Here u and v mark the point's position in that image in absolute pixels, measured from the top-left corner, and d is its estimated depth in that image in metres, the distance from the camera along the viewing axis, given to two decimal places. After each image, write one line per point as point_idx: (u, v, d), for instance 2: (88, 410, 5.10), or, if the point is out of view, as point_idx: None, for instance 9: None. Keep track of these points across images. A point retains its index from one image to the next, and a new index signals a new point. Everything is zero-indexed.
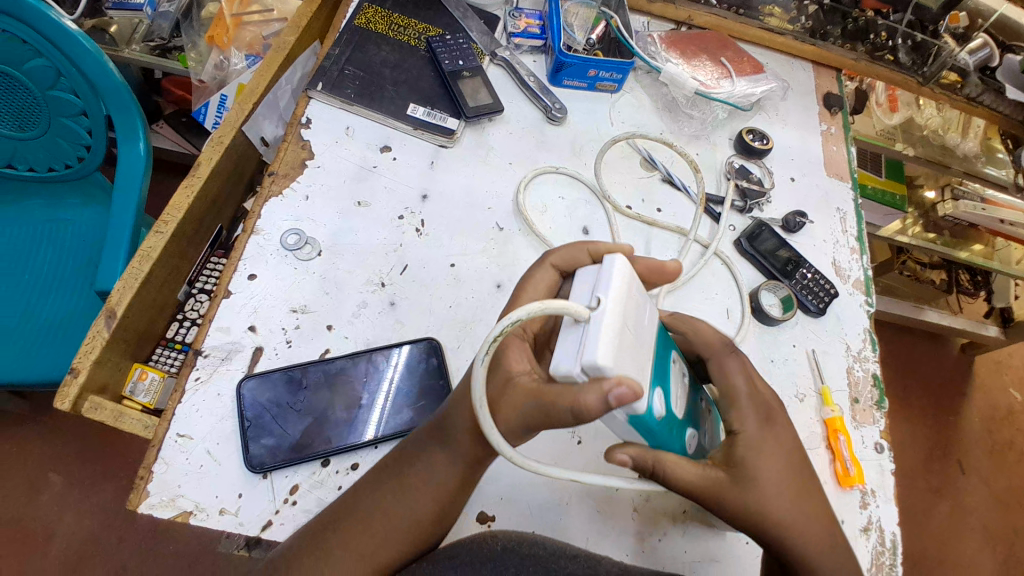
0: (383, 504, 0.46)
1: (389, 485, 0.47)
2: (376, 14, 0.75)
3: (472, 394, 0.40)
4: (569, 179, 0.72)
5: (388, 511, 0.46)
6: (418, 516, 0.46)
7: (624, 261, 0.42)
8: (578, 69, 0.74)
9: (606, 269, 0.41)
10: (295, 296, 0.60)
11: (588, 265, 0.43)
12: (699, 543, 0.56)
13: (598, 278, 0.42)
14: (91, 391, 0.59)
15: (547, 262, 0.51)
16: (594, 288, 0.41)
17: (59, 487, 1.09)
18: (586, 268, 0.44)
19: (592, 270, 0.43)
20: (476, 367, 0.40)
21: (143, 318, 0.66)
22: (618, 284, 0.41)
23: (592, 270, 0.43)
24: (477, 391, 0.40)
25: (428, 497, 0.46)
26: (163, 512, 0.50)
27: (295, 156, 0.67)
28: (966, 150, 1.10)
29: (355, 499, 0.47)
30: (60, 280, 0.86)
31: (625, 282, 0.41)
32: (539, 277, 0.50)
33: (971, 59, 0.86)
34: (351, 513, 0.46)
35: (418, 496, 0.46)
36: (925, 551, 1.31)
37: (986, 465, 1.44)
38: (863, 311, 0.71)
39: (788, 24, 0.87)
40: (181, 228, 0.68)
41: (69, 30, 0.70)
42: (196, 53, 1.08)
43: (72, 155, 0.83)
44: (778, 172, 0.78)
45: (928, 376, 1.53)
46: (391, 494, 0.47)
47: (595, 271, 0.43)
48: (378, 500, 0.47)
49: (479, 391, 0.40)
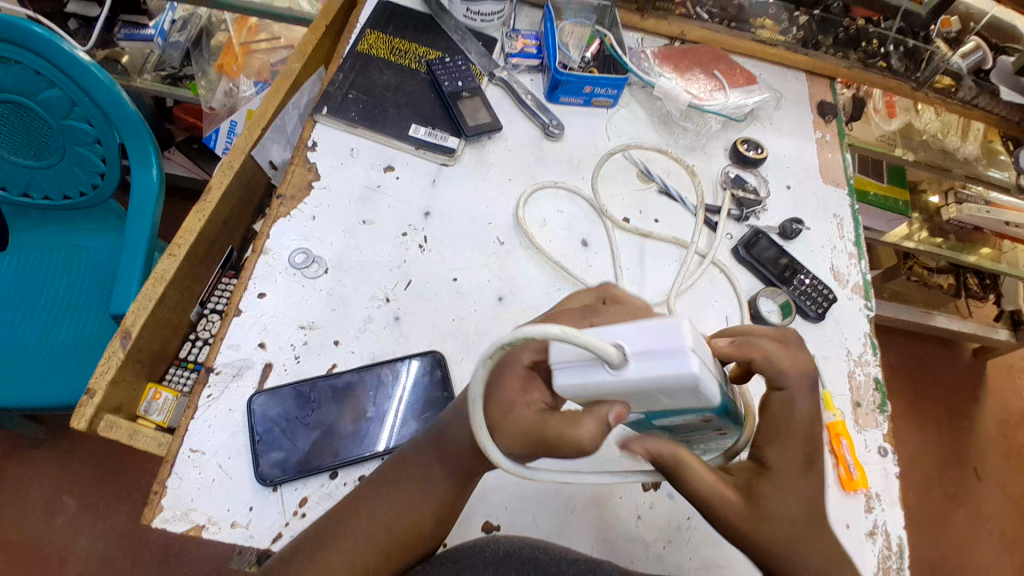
0: (375, 524, 0.46)
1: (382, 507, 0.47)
2: (378, 40, 0.78)
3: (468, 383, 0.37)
4: (567, 194, 0.74)
5: (378, 534, 0.46)
6: (408, 534, 0.46)
7: (692, 370, 0.34)
8: (574, 86, 0.77)
9: (667, 355, 0.35)
10: (303, 313, 0.62)
11: (687, 329, 0.35)
12: (704, 550, 0.57)
13: (664, 346, 0.35)
14: (107, 410, 0.61)
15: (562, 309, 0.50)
16: (645, 347, 0.35)
17: (75, 509, 1.11)
18: (687, 325, 0.35)
19: (683, 333, 0.35)
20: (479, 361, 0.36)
21: (156, 339, 0.68)
22: (652, 374, 0.35)
23: (682, 333, 0.35)
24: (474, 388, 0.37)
25: (415, 514, 0.47)
26: (177, 525, 0.52)
27: (302, 178, 0.69)
28: (966, 153, 1.10)
29: (348, 518, 0.47)
30: (78, 303, 0.88)
31: (662, 378, 0.35)
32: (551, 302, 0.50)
33: (964, 63, 0.88)
34: (345, 533, 0.46)
35: (406, 515, 0.47)
36: (941, 559, 1.29)
37: (1001, 471, 1.43)
38: (862, 316, 0.72)
39: (779, 35, 0.90)
40: (193, 250, 0.70)
41: (83, 63, 0.73)
42: (206, 81, 1.13)
43: (87, 183, 0.86)
44: (774, 180, 0.79)
45: (939, 382, 1.52)
46: (380, 513, 0.47)
47: (677, 340, 0.35)
48: (371, 521, 0.47)
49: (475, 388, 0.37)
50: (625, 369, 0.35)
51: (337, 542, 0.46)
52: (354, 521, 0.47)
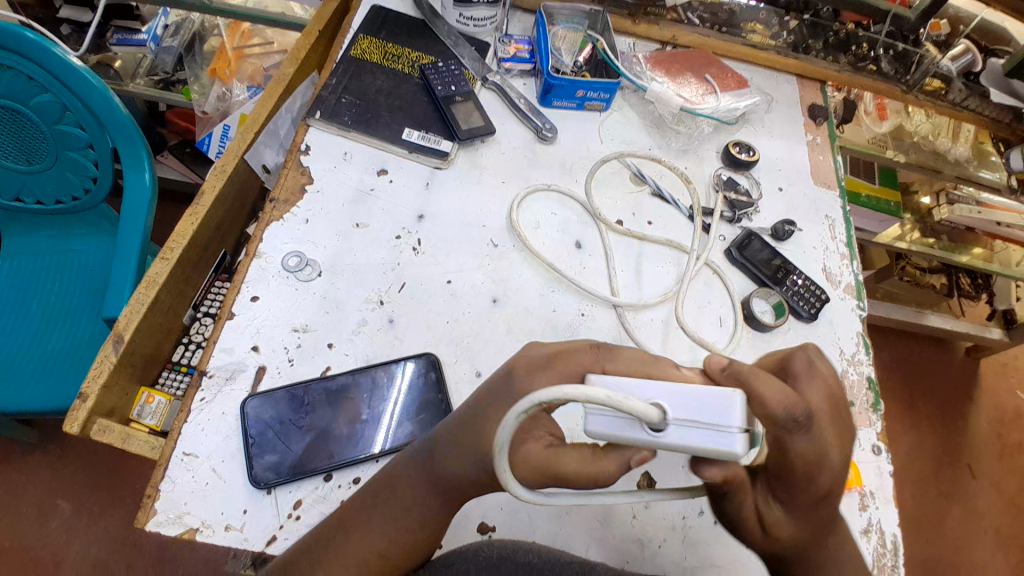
0: (372, 540, 0.45)
1: (377, 513, 0.46)
2: (371, 45, 0.78)
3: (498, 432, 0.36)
4: (560, 197, 0.74)
5: (372, 544, 0.45)
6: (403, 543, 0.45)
7: (734, 445, 0.34)
8: (567, 90, 0.77)
9: (711, 421, 0.35)
10: (297, 316, 0.62)
11: (739, 404, 0.34)
12: (699, 549, 0.57)
13: (709, 416, 0.35)
14: (99, 414, 0.61)
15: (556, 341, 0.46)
16: (687, 413, 0.35)
17: (68, 514, 1.10)
18: (738, 400, 0.35)
19: (733, 408, 0.35)
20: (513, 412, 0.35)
21: (149, 343, 0.68)
22: (688, 439, 0.35)
23: (732, 407, 0.35)
24: (501, 436, 0.36)
25: (411, 527, 0.45)
26: (170, 529, 0.52)
27: (295, 181, 0.69)
28: (957, 155, 1.11)
29: (344, 531, 0.46)
30: (70, 308, 0.88)
31: (698, 445, 0.35)
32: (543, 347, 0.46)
33: (954, 65, 0.90)
34: (340, 547, 0.45)
35: (401, 526, 0.45)
36: (938, 557, 1.30)
37: (996, 470, 1.43)
38: (855, 315, 0.72)
39: (770, 39, 0.91)
40: (186, 254, 0.70)
41: (76, 67, 0.73)
42: (199, 86, 1.12)
43: (79, 188, 0.86)
44: (766, 182, 0.80)
45: (933, 382, 1.52)
46: (376, 527, 0.45)
47: (724, 413, 0.35)
48: (367, 530, 0.45)
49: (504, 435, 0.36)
50: (662, 431, 0.35)
51: (335, 559, 0.44)
52: (346, 533, 0.45)
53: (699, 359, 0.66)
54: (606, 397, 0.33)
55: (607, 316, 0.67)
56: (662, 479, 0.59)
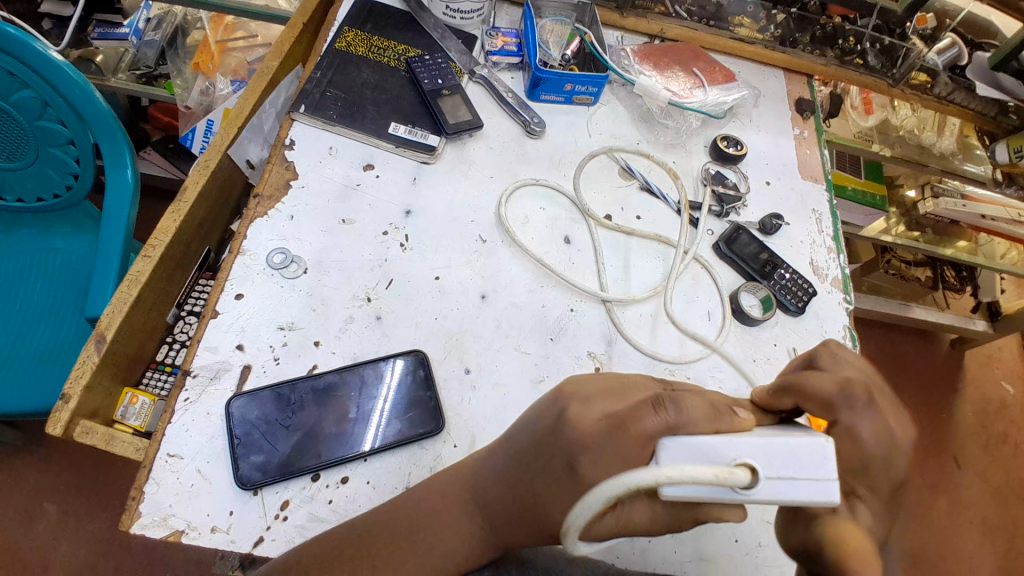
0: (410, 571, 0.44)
1: (410, 539, 0.45)
2: (356, 38, 0.77)
3: (585, 509, 0.34)
4: (548, 191, 0.74)
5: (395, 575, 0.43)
6: (448, 568, 0.45)
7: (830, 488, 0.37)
8: (555, 84, 0.76)
9: (804, 473, 0.36)
10: (282, 314, 0.61)
11: (832, 453, 0.37)
12: (688, 543, 0.57)
13: (803, 469, 0.37)
14: (83, 416, 0.60)
15: (581, 399, 0.43)
16: (777, 469, 0.36)
17: (55, 516, 1.09)
18: (829, 448, 0.37)
19: (827, 456, 0.37)
20: (606, 492, 0.33)
21: (132, 343, 0.66)
22: (786, 492, 0.36)
23: (824, 454, 0.37)
24: (584, 512, 0.34)
25: (455, 557, 0.45)
26: (155, 532, 0.51)
27: (280, 177, 0.68)
28: (942, 148, 1.12)
29: (359, 559, 0.44)
30: (52, 307, 0.86)
31: (791, 496, 0.36)
32: (586, 393, 0.43)
33: (940, 59, 0.90)
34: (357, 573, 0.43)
35: (442, 553, 0.45)
36: (927, 547, 1.31)
37: (981, 460, 1.45)
38: (841, 309, 0.72)
39: (757, 33, 0.90)
40: (169, 252, 0.69)
41: (56, 62, 0.71)
42: (182, 80, 1.11)
43: (61, 185, 0.84)
44: (754, 176, 0.80)
45: (918, 374, 1.54)
46: (412, 558, 0.44)
47: (818, 463, 0.37)
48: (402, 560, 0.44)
49: (588, 513, 0.34)
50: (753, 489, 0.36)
51: None
52: (365, 559, 0.44)
53: (688, 352, 0.66)
54: (712, 473, 0.34)
55: (597, 312, 0.67)
56: None
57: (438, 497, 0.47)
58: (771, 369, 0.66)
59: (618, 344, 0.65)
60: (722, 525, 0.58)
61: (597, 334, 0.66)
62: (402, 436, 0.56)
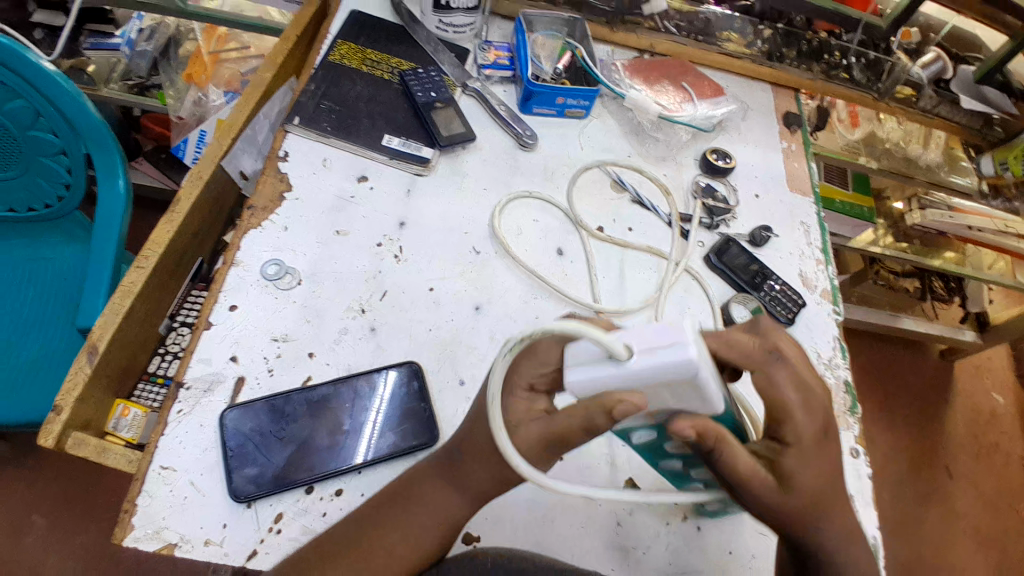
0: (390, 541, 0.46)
1: (380, 528, 0.46)
2: (350, 51, 0.78)
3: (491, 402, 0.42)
4: (542, 204, 0.75)
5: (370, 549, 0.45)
6: (416, 555, 0.46)
7: (692, 357, 0.38)
8: (547, 97, 0.77)
9: (665, 341, 0.39)
10: (277, 325, 0.61)
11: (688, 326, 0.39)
12: (682, 554, 0.57)
13: (661, 340, 0.39)
14: (75, 427, 0.59)
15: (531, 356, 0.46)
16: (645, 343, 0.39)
17: (43, 530, 1.07)
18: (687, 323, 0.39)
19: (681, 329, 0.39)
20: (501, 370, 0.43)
21: (124, 354, 0.66)
22: (658, 364, 0.38)
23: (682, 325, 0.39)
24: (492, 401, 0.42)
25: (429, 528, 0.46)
26: (148, 545, 0.50)
27: (274, 189, 0.69)
28: (928, 160, 1.13)
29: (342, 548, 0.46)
30: (41, 320, 0.86)
31: (663, 364, 0.38)
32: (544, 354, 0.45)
33: (925, 73, 0.93)
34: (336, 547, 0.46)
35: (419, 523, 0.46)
36: (919, 555, 1.32)
37: (972, 468, 1.47)
38: (831, 320, 0.73)
39: (745, 48, 0.92)
40: (162, 262, 0.69)
41: (49, 72, 0.71)
42: (174, 91, 1.11)
43: (51, 195, 0.84)
44: (743, 189, 0.81)
45: (908, 383, 1.56)
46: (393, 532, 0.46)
47: (673, 334, 0.39)
48: (371, 545, 0.46)
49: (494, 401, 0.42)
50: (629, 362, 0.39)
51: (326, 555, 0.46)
52: (336, 559, 0.45)
53: None
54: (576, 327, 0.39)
55: None
56: (646, 485, 0.59)
57: (402, 483, 0.49)
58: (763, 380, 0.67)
59: None
60: (713, 537, 0.58)
61: None
62: (396, 448, 0.57)
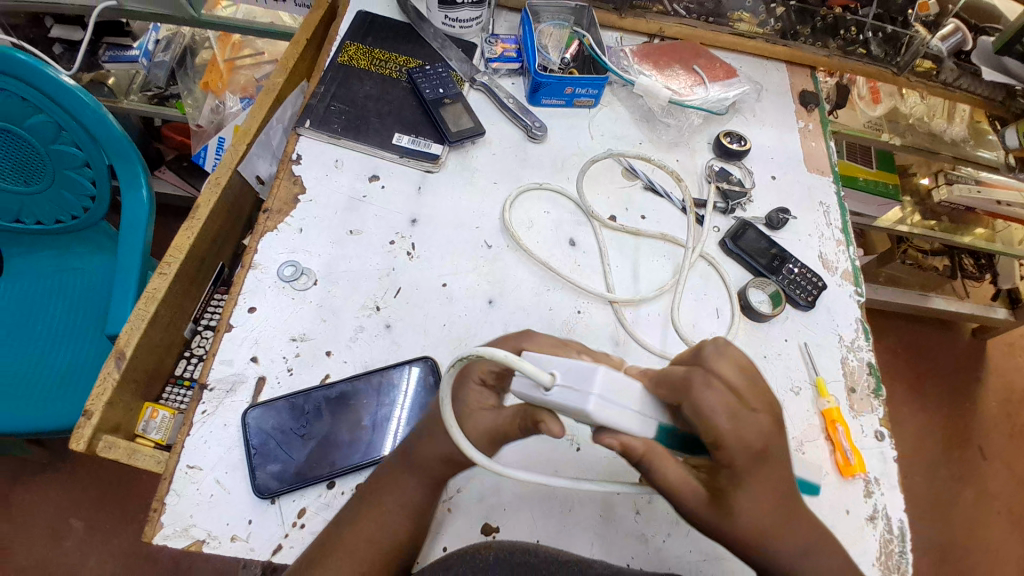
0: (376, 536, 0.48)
1: (358, 524, 0.48)
2: (357, 52, 0.79)
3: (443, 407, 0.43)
4: (554, 195, 0.74)
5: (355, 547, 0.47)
6: (389, 545, 0.48)
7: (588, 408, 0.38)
8: (555, 87, 0.77)
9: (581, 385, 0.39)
10: (294, 325, 0.62)
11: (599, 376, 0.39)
12: (704, 542, 0.56)
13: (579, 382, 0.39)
14: (106, 430, 0.61)
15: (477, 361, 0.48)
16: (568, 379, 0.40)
17: (81, 532, 1.11)
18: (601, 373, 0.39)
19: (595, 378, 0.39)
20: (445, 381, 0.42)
21: (151, 359, 0.68)
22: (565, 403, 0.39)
23: (595, 374, 0.39)
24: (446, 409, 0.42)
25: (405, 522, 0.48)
26: (177, 541, 0.52)
27: (288, 192, 0.70)
28: (953, 135, 1.10)
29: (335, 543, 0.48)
30: (72, 328, 0.88)
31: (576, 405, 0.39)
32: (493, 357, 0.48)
33: (944, 46, 0.90)
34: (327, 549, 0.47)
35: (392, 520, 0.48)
36: (953, 539, 1.29)
37: (1008, 448, 1.43)
38: (853, 301, 0.72)
39: (758, 27, 0.90)
40: (183, 268, 0.70)
41: (68, 86, 0.73)
42: (192, 99, 1.13)
43: (76, 206, 0.86)
44: (759, 171, 0.80)
45: (938, 364, 1.52)
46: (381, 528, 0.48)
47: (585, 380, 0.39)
48: (351, 543, 0.47)
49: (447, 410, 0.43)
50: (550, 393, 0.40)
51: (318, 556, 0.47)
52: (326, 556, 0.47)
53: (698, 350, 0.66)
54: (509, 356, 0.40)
55: (604, 313, 0.67)
56: None
57: (373, 481, 0.51)
58: (784, 364, 0.66)
59: (628, 347, 0.65)
60: None
61: (604, 335, 0.66)
62: None
